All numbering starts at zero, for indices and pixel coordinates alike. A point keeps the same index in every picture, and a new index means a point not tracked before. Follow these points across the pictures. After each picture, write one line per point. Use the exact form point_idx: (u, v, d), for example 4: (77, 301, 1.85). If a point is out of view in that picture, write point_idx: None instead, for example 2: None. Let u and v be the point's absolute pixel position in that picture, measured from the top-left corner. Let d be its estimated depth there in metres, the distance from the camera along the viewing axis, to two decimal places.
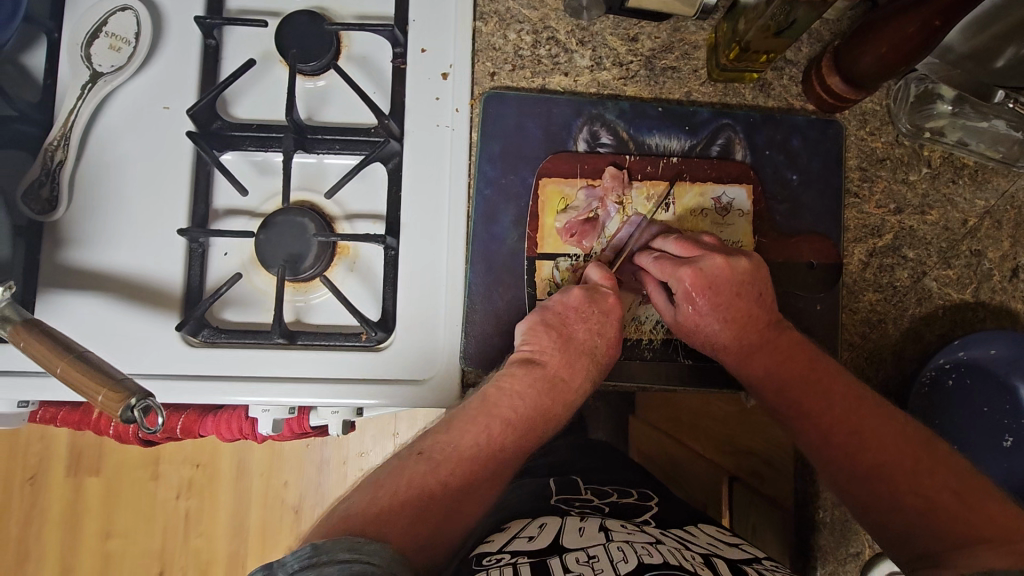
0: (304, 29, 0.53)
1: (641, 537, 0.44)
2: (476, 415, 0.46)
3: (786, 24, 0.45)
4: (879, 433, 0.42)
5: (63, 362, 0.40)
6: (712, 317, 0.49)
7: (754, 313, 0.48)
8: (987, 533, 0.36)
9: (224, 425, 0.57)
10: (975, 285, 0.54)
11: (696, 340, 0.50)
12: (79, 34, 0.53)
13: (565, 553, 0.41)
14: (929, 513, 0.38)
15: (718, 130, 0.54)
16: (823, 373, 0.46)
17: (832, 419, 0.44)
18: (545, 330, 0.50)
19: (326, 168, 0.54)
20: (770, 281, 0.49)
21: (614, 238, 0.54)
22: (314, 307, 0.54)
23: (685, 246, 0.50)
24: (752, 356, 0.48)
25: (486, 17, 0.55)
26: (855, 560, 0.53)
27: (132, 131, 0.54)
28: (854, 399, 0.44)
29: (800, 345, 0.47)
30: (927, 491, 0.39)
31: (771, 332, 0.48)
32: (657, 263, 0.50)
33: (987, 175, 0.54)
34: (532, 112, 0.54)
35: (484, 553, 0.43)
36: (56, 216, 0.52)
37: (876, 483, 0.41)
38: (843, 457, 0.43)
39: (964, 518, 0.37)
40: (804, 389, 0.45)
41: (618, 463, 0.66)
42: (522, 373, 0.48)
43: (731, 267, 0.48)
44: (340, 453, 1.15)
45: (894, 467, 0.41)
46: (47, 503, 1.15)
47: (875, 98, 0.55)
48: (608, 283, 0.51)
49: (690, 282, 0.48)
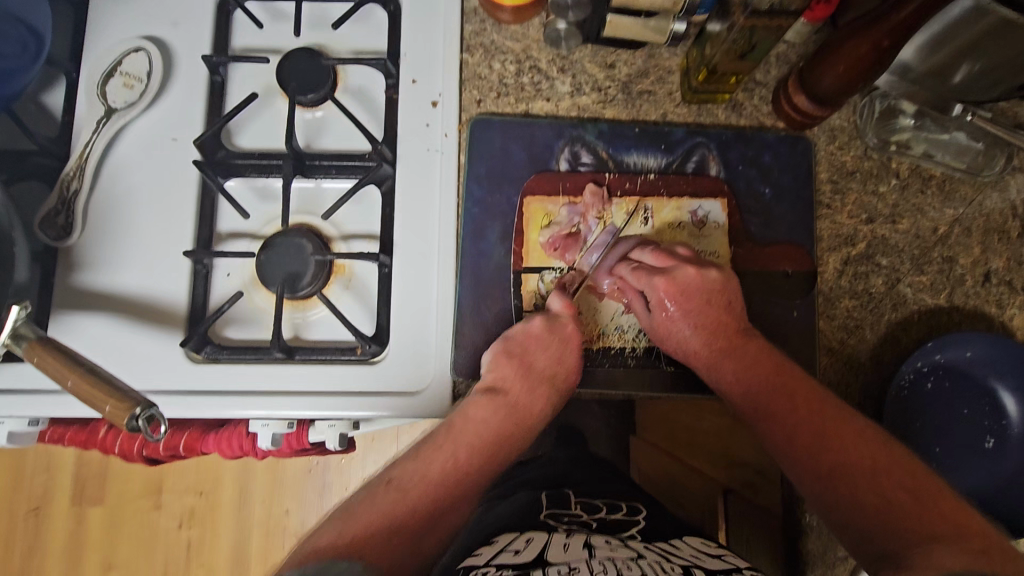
0: (302, 65, 0.56)
1: (624, 553, 0.45)
2: (419, 462, 0.49)
3: (748, 48, 0.49)
4: (841, 438, 0.44)
5: (74, 375, 0.42)
6: (683, 321, 0.53)
7: (723, 319, 0.52)
8: (940, 533, 0.37)
9: (226, 443, 0.57)
10: (948, 290, 0.56)
11: (670, 344, 0.54)
12: (96, 74, 0.57)
13: (548, 566, 0.42)
14: (888, 510, 0.40)
15: (693, 148, 0.57)
16: (790, 378, 0.49)
17: (795, 420, 0.47)
18: (507, 359, 0.53)
19: (324, 191, 0.58)
20: (739, 289, 0.53)
21: (594, 243, 0.56)
22: (311, 323, 0.56)
23: (660, 257, 0.54)
24: (721, 362, 0.52)
25: (472, 49, 0.58)
26: (844, 563, 0.55)
27: (143, 161, 0.57)
28: (816, 401, 0.47)
29: (767, 351, 0.51)
30: (886, 490, 0.41)
31: (740, 339, 0.52)
32: (635, 273, 0.55)
33: (955, 185, 0.57)
34: (516, 135, 0.58)
35: (470, 565, 0.44)
36: (70, 241, 0.56)
37: (838, 483, 0.43)
38: (807, 458, 0.45)
39: (917, 517, 0.39)
40: (771, 392, 0.48)
41: (610, 478, 0.67)
42: (486, 402, 0.51)
43: (702, 277, 0.52)
44: (342, 479, 1.16)
45: (853, 467, 0.43)
46: (52, 533, 1.16)
47: (842, 115, 0.58)
48: (569, 312, 0.54)
49: (664, 289, 0.52)
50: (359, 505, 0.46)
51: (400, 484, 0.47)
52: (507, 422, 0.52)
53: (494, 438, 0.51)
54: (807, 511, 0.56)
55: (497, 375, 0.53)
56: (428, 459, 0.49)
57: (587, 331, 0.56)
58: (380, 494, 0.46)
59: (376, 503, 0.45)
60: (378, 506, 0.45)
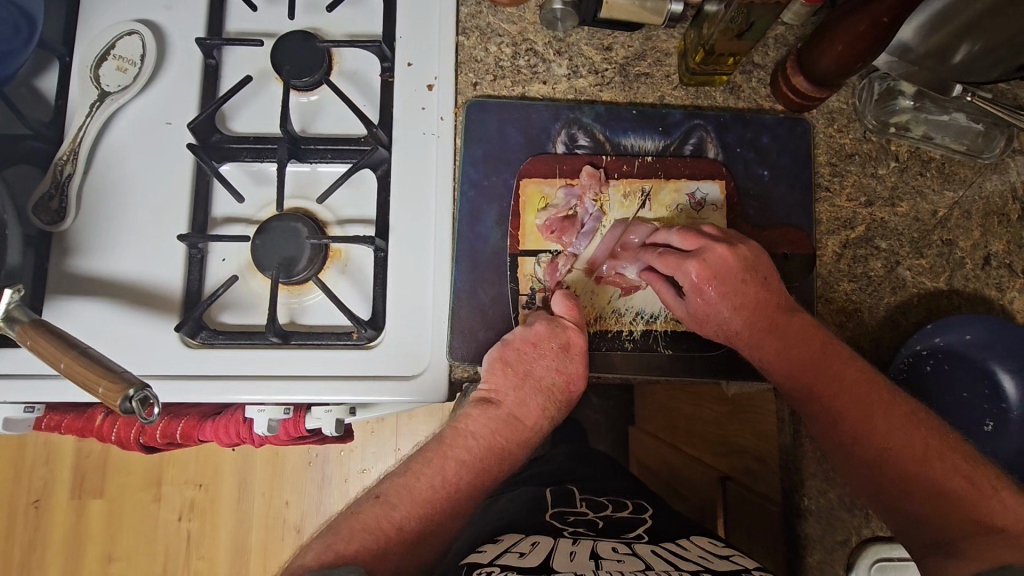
0: (297, 47, 0.56)
1: (631, 565, 0.45)
2: (432, 456, 0.50)
3: (746, 26, 0.48)
4: (889, 423, 0.46)
5: (67, 358, 0.42)
6: (723, 304, 0.51)
7: (763, 297, 0.51)
8: (995, 523, 0.40)
9: (223, 430, 0.57)
10: (948, 273, 0.56)
11: (710, 327, 0.53)
12: (89, 58, 0.57)
13: (553, 573, 0.42)
14: (941, 498, 0.42)
15: (691, 131, 0.57)
16: (836, 357, 0.48)
17: (841, 404, 0.47)
18: (503, 368, 0.52)
19: (320, 175, 0.57)
20: (771, 264, 0.52)
21: (582, 227, 0.56)
22: (307, 309, 0.56)
23: (688, 239, 0.52)
24: (764, 340, 0.51)
25: (468, 31, 0.58)
26: (844, 547, 0.54)
27: (137, 145, 0.57)
28: (862, 382, 0.47)
29: (812, 328, 0.50)
30: (939, 477, 0.43)
31: (782, 316, 0.51)
32: (663, 258, 0.53)
33: (954, 167, 0.56)
34: (513, 118, 0.57)
35: (474, 563, 0.45)
36: (64, 225, 0.55)
37: (888, 466, 0.45)
38: (852, 443, 0.47)
39: (972, 506, 0.41)
40: (816, 371, 0.49)
41: (617, 475, 0.68)
42: (478, 414, 0.51)
43: (734, 255, 0.51)
44: (341, 471, 1.16)
45: (903, 454, 0.45)
46: (52, 526, 1.16)
47: (841, 97, 0.58)
48: (569, 315, 0.53)
49: (698, 274, 0.51)
50: (344, 520, 0.46)
51: (388, 499, 0.47)
52: (504, 427, 0.51)
53: (484, 452, 0.50)
54: (807, 496, 0.56)
55: (505, 368, 0.52)
56: (416, 473, 0.49)
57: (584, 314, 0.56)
58: (368, 508, 0.46)
59: (360, 518, 0.45)
60: (363, 522, 0.45)
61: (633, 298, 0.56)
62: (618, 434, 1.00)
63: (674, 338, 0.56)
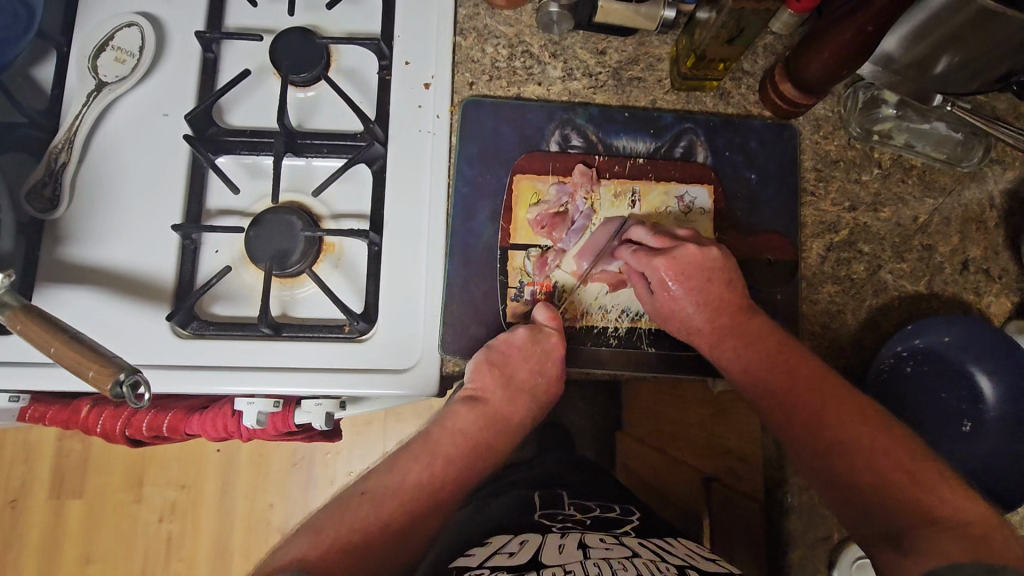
0: (296, 43, 0.57)
1: (618, 551, 0.47)
2: (420, 453, 0.52)
3: (736, 32, 0.50)
4: (840, 417, 0.47)
5: (57, 341, 0.42)
6: (686, 301, 0.53)
7: (726, 296, 0.53)
8: (937, 515, 0.42)
9: (210, 423, 0.57)
10: (929, 276, 0.57)
11: (673, 324, 0.55)
12: (87, 48, 0.57)
13: (544, 570, 0.43)
14: (893, 494, 0.43)
15: (681, 134, 0.58)
16: (791, 356, 0.51)
17: (795, 399, 0.49)
18: (489, 369, 0.54)
19: (314, 170, 0.57)
20: (738, 269, 0.54)
21: (571, 224, 0.57)
22: (299, 301, 0.56)
23: (662, 240, 0.55)
24: (724, 338, 0.53)
25: (466, 32, 0.59)
26: (823, 543, 0.56)
27: (132, 136, 0.57)
28: (817, 377, 0.49)
29: (769, 328, 0.52)
30: (883, 469, 0.45)
31: (743, 315, 0.53)
32: (635, 256, 0.55)
33: (935, 175, 0.58)
34: (507, 117, 0.58)
35: (464, 566, 0.45)
36: (57, 213, 0.55)
37: (834, 459, 0.47)
38: (804, 435, 0.49)
39: (915, 499, 0.43)
40: (770, 366, 0.51)
41: (605, 479, 0.68)
42: (466, 412, 0.54)
43: (703, 254, 0.53)
44: (327, 474, 1.15)
45: (850, 445, 0.46)
46: (29, 526, 1.14)
47: (827, 105, 0.59)
48: (553, 324, 0.54)
49: (666, 270, 0.53)
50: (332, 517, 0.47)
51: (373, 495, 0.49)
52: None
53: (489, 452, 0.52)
54: (789, 493, 0.56)
55: (490, 369, 0.54)
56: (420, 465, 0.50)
57: (571, 310, 0.56)
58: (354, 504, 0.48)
59: (347, 514, 0.47)
60: (351, 519, 0.47)
61: (619, 294, 0.57)
62: (606, 441, 1.01)
63: (657, 336, 0.57)
